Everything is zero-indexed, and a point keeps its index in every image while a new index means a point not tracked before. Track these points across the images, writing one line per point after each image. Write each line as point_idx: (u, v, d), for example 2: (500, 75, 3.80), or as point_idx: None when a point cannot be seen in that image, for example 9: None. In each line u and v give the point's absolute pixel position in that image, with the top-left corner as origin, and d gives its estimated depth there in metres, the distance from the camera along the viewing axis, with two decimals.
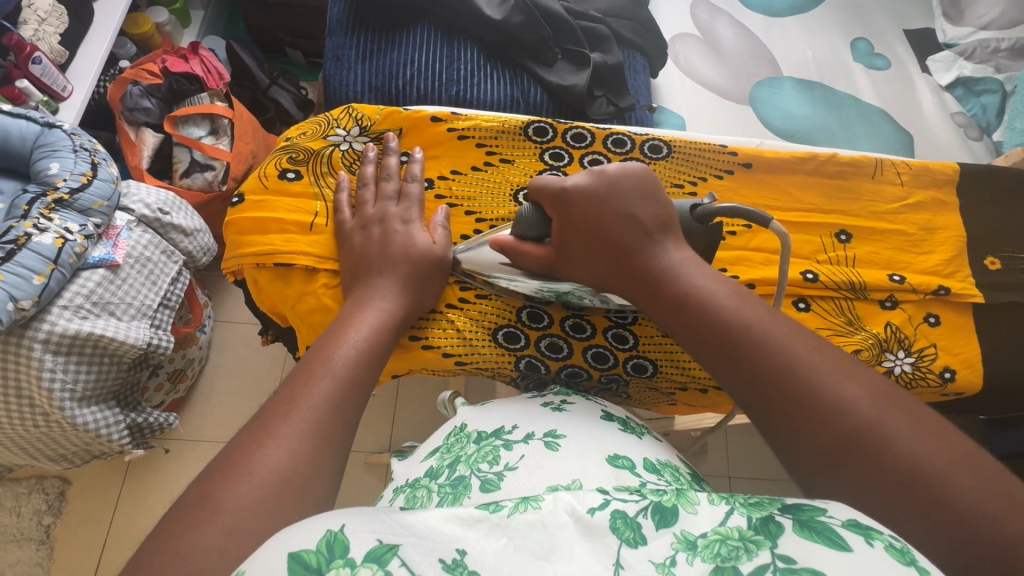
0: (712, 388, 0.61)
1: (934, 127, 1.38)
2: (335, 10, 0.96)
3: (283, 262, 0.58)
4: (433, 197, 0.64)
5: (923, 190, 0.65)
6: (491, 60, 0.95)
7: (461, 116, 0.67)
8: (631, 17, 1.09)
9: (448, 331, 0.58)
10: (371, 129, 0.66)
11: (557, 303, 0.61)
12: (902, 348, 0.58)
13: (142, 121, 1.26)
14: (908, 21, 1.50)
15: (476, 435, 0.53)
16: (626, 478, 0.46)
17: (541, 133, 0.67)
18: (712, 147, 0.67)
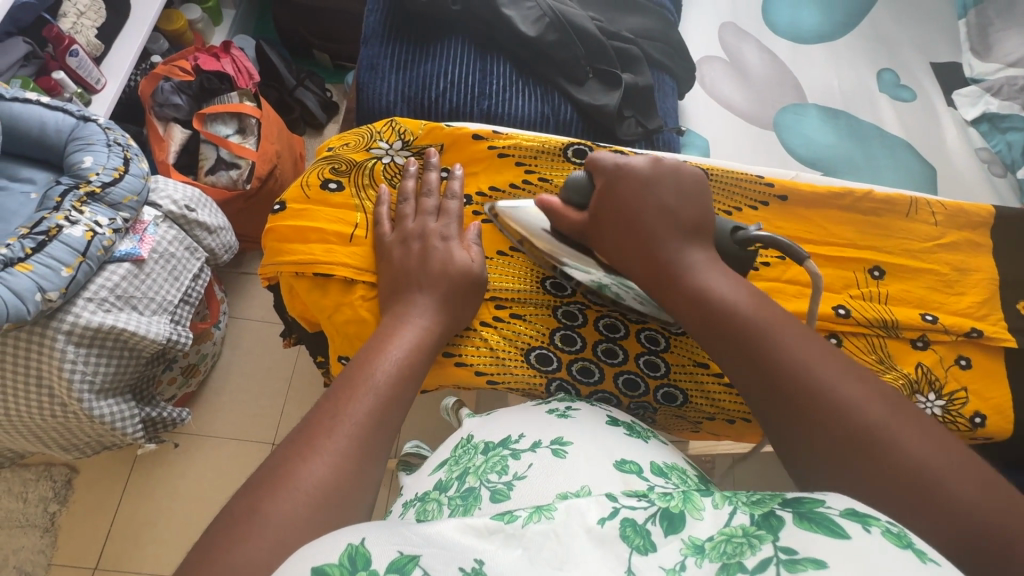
0: (740, 420, 0.61)
1: (958, 161, 1.38)
2: (372, 20, 0.97)
3: (322, 272, 0.58)
4: (472, 213, 0.65)
5: (957, 231, 0.65)
6: (524, 77, 0.96)
7: (501, 134, 0.68)
8: (662, 39, 1.10)
9: (481, 350, 0.58)
10: (412, 144, 0.67)
11: (591, 327, 0.61)
12: (933, 390, 0.58)
13: (171, 117, 1.28)
14: (935, 55, 1.50)
15: (484, 446, 0.53)
16: (633, 482, 0.45)
17: (580, 155, 0.68)
18: (748, 177, 0.67)
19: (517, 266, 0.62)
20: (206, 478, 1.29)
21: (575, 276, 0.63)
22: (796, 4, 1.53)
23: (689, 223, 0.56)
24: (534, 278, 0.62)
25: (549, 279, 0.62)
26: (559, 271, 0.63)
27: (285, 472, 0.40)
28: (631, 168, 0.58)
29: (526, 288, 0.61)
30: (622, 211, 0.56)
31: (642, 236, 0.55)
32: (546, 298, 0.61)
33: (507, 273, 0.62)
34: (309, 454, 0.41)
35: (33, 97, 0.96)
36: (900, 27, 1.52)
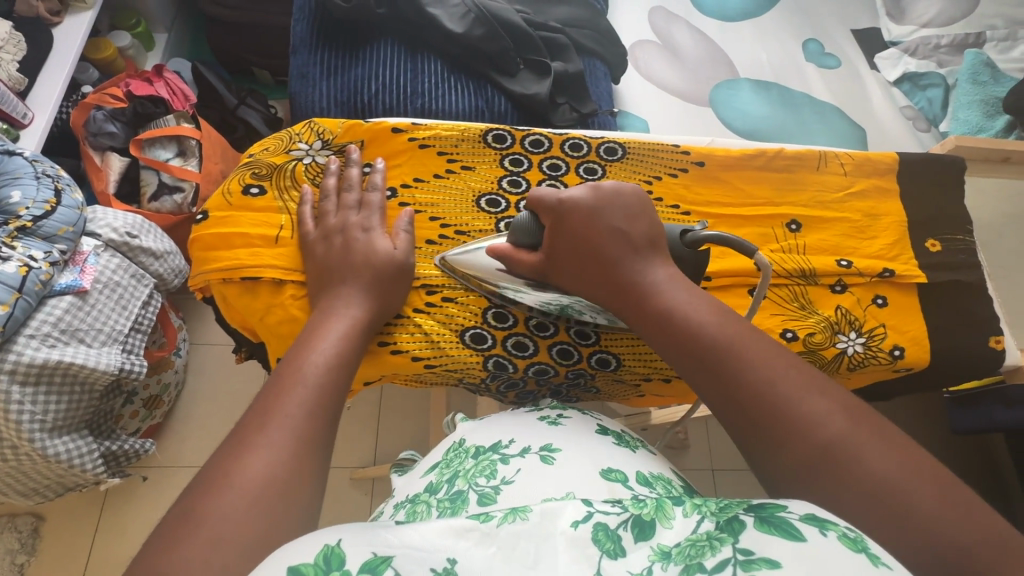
0: (675, 378, 0.64)
1: (885, 120, 1.45)
2: (299, 28, 0.97)
3: (251, 275, 0.59)
4: (397, 205, 0.65)
5: (864, 179, 0.68)
6: (455, 73, 0.97)
7: (421, 126, 0.67)
8: (591, 27, 1.13)
9: (415, 335, 0.60)
10: (333, 142, 0.67)
11: (521, 303, 0.63)
12: (852, 329, 0.61)
13: (107, 145, 1.26)
14: (855, 22, 1.58)
15: (475, 450, 0.56)
16: (618, 491, 0.49)
17: (499, 140, 0.67)
18: (664, 146, 0.69)
19: (446, 252, 0.63)
20: None
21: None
22: None
23: (644, 243, 0.55)
24: (463, 263, 0.63)
25: (478, 262, 0.63)
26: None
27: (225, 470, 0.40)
28: (572, 197, 0.57)
29: (457, 273, 0.62)
30: (576, 243, 0.56)
31: (601, 263, 0.55)
32: (477, 280, 0.62)
33: (437, 260, 0.63)
34: (248, 450, 0.42)
35: None
36: None
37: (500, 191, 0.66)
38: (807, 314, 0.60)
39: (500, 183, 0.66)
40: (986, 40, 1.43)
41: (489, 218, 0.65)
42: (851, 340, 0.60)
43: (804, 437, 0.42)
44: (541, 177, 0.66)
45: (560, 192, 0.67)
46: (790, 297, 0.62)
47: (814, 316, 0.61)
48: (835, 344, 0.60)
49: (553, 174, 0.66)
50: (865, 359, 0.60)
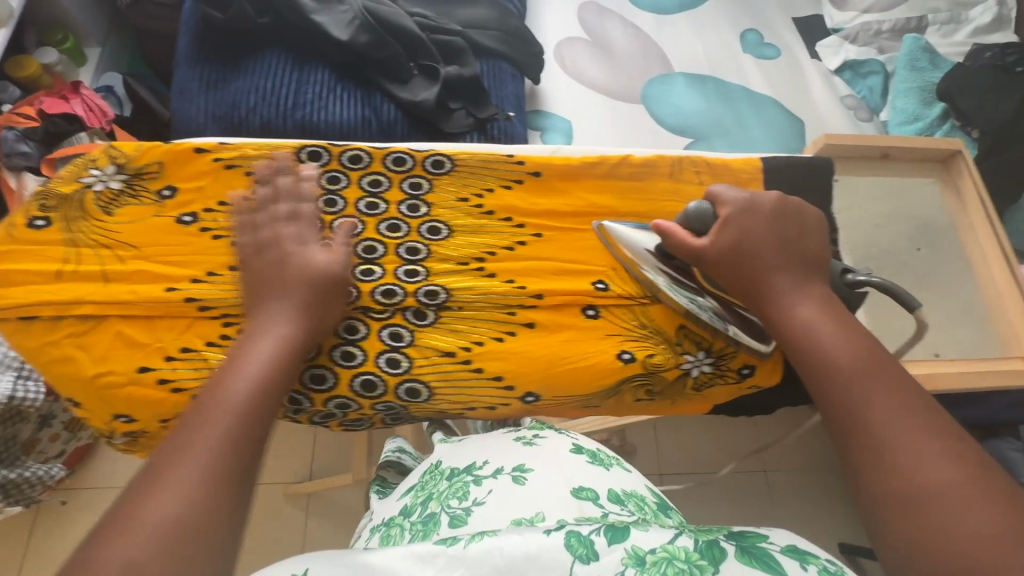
0: (499, 407, 0.61)
1: (826, 111, 1.39)
2: (183, 42, 0.94)
3: (22, 316, 0.56)
4: (198, 229, 0.61)
5: (719, 188, 0.68)
6: (344, 82, 0.94)
7: (227, 145, 0.64)
8: (497, 28, 1.09)
9: (203, 375, 0.56)
10: (128, 166, 0.63)
11: (328, 332, 0.59)
12: (701, 350, 0.63)
13: (22, 165, 1.21)
14: (796, 10, 1.52)
15: (450, 472, 0.61)
16: (588, 508, 0.52)
17: (314, 157, 0.65)
18: (500, 156, 0.68)
19: None
20: None
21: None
22: None
23: (810, 260, 0.58)
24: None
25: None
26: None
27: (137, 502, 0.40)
28: (758, 204, 0.59)
29: None
30: (739, 243, 0.57)
31: (749, 270, 0.57)
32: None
33: (236, 285, 0.58)
34: (159, 488, 0.41)
35: None
36: None
37: (313, 209, 0.63)
38: (647, 334, 0.62)
39: (315, 202, 0.63)
40: (928, 23, 1.39)
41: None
42: (698, 359, 0.63)
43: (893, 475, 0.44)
44: (359, 195, 0.65)
45: (380, 208, 0.64)
46: (630, 316, 0.63)
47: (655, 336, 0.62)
48: (679, 364, 0.62)
49: (373, 191, 0.65)
50: (712, 377, 0.63)
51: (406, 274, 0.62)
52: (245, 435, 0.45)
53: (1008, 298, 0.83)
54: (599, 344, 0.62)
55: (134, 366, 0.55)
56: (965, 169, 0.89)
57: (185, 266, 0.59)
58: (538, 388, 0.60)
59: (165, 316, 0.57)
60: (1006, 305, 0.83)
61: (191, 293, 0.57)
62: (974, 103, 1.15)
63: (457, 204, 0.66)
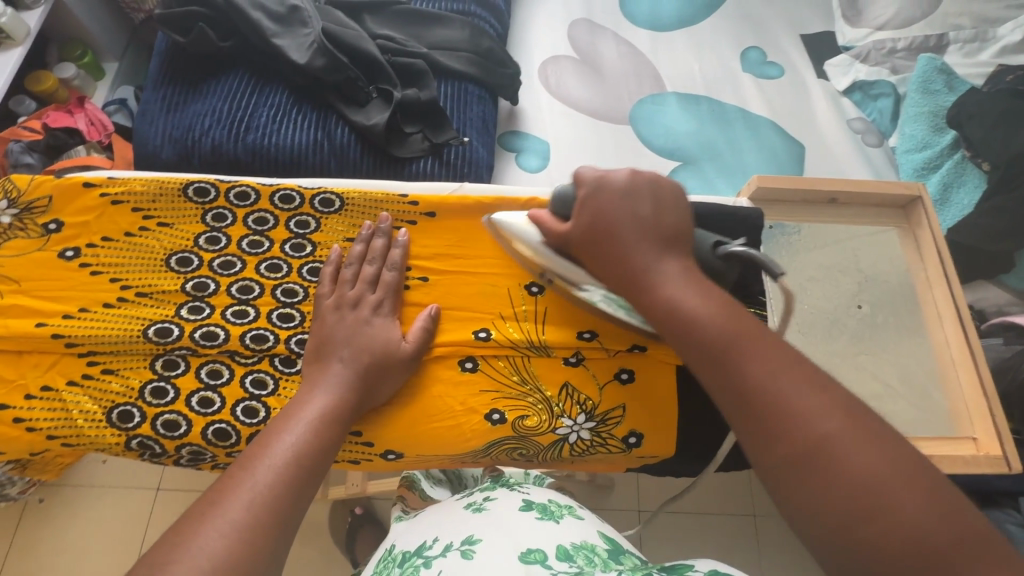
0: (362, 460, 0.64)
1: (827, 134, 1.30)
2: (152, 65, 0.98)
3: None
4: (79, 265, 0.64)
5: None
6: (299, 104, 0.94)
7: (116, 180, 0.67)
8: (469, 49, 1.06)
9: (57, 414, 0.59)
10: (18, 201, 0.65)
11: (187, 377, 0.61)
12: (583, 414, 0.65)
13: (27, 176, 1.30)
14: (805, 26, 1.43)
15: (400, 557, 0.51)
16: (536, 574, 0.43)
17: (201, 194, 0.67)
18: (392, 196, 0.70)
19: (120, 317, 0.62)
20: (93, 528, 1.30)
21: (185, 320, 0.62)
22: None
23: (668, 233, 0.55)
24: (135, 327, 0.62)
25: (153, 326, 0.62)
26: (168, 316, 0.62)
27: (181, 540, 0.40)
28: (608, 179, 0.58)
29: (125, 338, 0.61)
30: (598, 222, 0.56)
31: (605, 244, 0.55)
32: (148, 346, 0.61)
33: (105, 324, 0.61)
34: (202, 524, 0.41)
35: None
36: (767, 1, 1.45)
37: (195, 248, 0.65)
38: (524, 390, 0.65)
39: (197, 240, 0.66)
40: (948, 42, 1.29)
41: (176, 279, 0.64)
42: (578, 424, 0.65)
43: (798, 436, 0.41)
44: (245, 232, 0.67)
45: (262, 247, 0.66)
46: (509, 369, 0.66)
47: (533, 393, 0.65)
48: (555, 429, 0.64)
49: (258, 230, 0.67)
50: (593, 444, 0.65)
51: (280, 318, 0.63)
52: (294, 482, 0.47)
53: (961, 366, 0.78)
54: (471, 400, 0.64)
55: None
56: (925, 217, 0.83)
57: (59, 303, 0.62)
58: (402, 446, 0.63)
59: (35, 354, 0.61)
60: (958, 372, 0.78)
61: (60, 329, 0.61)
62: (984, 132, 1.12)
63: (341, 244, 0.68)
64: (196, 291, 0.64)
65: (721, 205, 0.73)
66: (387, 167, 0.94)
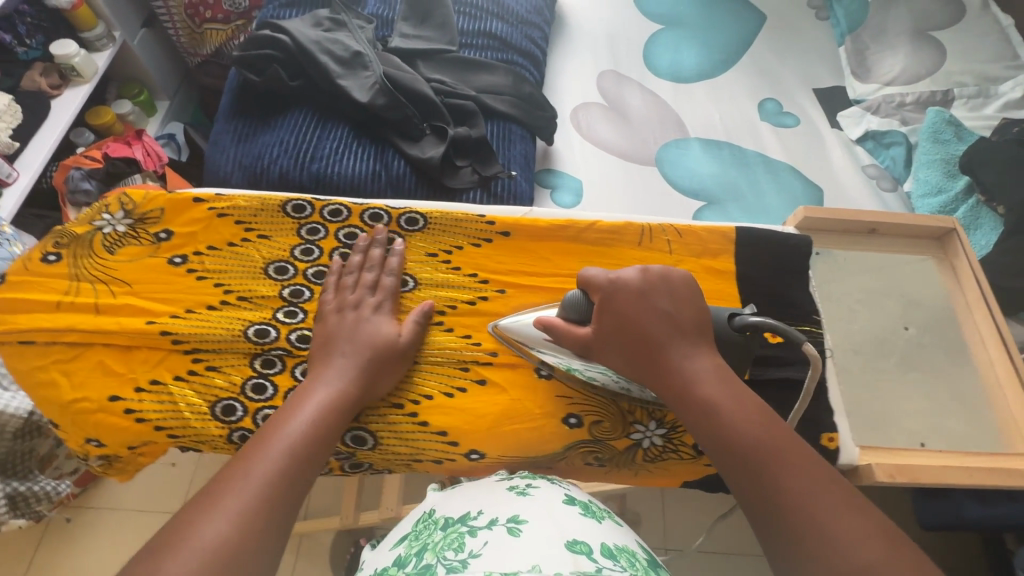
0: (445, 460, 0.67)
1: (845, 179, 1.38)
2: (225, 101, 1.06)
3: (23, 338, 0.66)
4: (186, 270, 0.71)
5: (691, 257, 0.77)
6: (360, 139, 1.02)
7: (223, 196, 0.74)
8: (511, 93, 1.15)
9: (165, 408, 0.63)
10: (133, 212, 0.73)
11: (285, 375, 0.65)
12: (653, 421, 0.68)
13: (83, 202, 1.38)
14: (817, 81, 1.54)
15: (444, 521, 0.57)
16: (583, 563, 0.47)
17: (299, 211, 0.74)
18: (471, 218, 0.78)
19: (223, 317, 0.67)
20: (110, 554, 1.29)
21: (282, 323, 0.68)
22: (676, 47, 1.58)
23: (693, 327, 0.61)
24: (237, 327, 0.67)
25: (252, 328, 0.67)
26: (266, 319, 0.68)
27: (185, 524, 0.47)
28: (625, 280, 0.63)
29: (227, 338, 0.66)
30: (625, 325, 0.61)
31: (642, 348, 0.61)
32: (247, 346, 0.66)
33: (210, 323, 0.67)
34: (205, 517, 0.48)
35: None
36: (781, 60, 1.57)
37: (291, 258, 0.72)
38: (598, 397, 0.69)
39: (293, 251, 0.73)
40: (954, 97, 1.38)
41: (274, 284, 0.71)
42: (650, 430, 0.68)
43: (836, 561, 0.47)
44: (337, 244, 0.74)
45: (353, 259, 0.73)
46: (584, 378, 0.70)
47: (608, 400, 0.69)
48: (629, 435, 0.68)
49: (348, 243, 0.74)
50: (666, 450, 0.68)
51: None
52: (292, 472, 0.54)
53: (1010, 389, 0.82)
54: (549, 405, 0.68)
55: (106, 395, 0.63)
56: (962, 249, 0.90)
57: (167, 303, 0.68)
58: (485, 447, 0.66)
59: (142, 349, 0.66)
60: (1007, 396, 0.82)
61: (168, 327, 0.66)
62: None
63: (426, 257, 0.75)
64: (292, 297, 0.70)
65: (762, 233, 0.78)
66: (440, 196, 1.00)
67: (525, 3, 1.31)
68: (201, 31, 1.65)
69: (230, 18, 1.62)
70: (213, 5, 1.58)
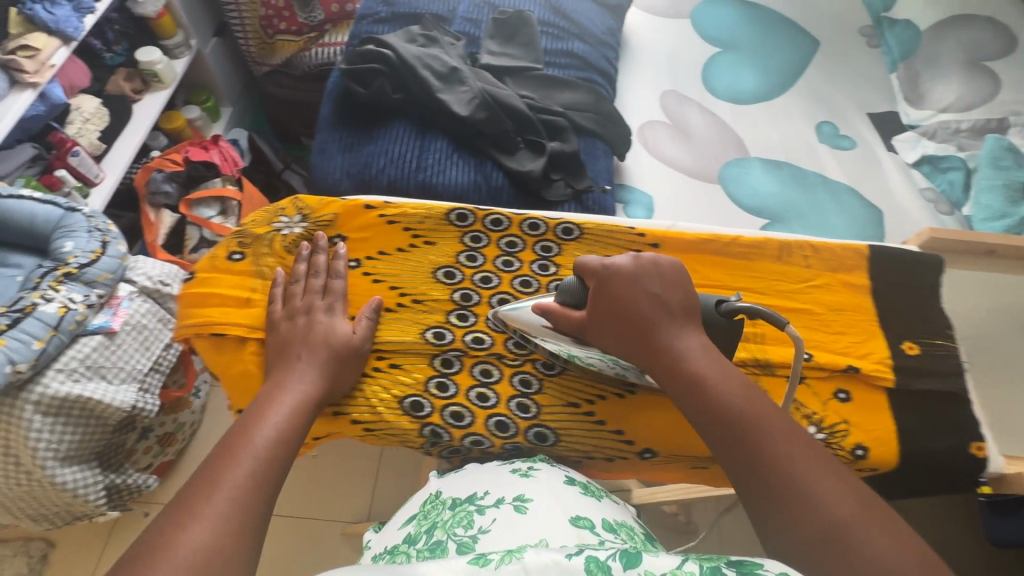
0: (615, 457, 0.73)
1: (903, 202, 1.42)
2: (326, 110, 1.10)
3: (220, 331, 0.74)
4: (361, 273, 0.80)
5: (829, 273, 0.80)
6: (459, 151, 1.06)
7: (390, 205, 0.84)
8: (593, 110, 1.20)
9: (360, 401, 0.71)
10: (309, 216, 0.83)
11: (464, 374, 0.73)
12: (812, 425, 0.69)
13: (162, 203, 1.44)
14: (872, 106, 1.60)
15: (451, 501, 0.63)
16: (586, 536, 0.54)
17: (462, 219, 0.83)
18: (622, 230, 0.83)
19: (402, 320, 0.76)
20: None
21: (455, 326, 0.76)
22: (734, 70, 1.63)
23: (681, 309, 0.65)
24: (417, 329, 0.75)
25: (430, 330, 0.76)
26: (441, 322, 0.76)
27: (175, 523, 0.49)
28: (619, 265, 0.68)
29: (408, 339, 0.75)
30: (620, 307, 0.65)
31: (631, 328, 0.65)
32: (426, 346, 0.75)
33: (391, 324, 0.76)
34: (192, 518, 0.49)
35: (27, 193, 1.03)
36: (835, 86, 1.63)
37: (457, 264, 0.81)
38: None
39: (459, 257, 0.81)
40: (1010, 125, 1.42)
41: (445, 288, 0.79)
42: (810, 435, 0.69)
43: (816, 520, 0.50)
44: (497, 252, 0.82)
45: (514, 266, 0.81)
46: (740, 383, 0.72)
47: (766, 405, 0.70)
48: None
49: (510, 251, 0.82)
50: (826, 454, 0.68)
51: None
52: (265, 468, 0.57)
53: None
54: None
55: None
56: None
57: (349, 304, 0.77)
58: (657, 445, 0.72)
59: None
60: None
61: (354, 327, 0.75)
62: None
63: None
64: (462, 301, 0.78)
65: (867, 250, 0.82)
66: (537, 208, 1.04)
67: (600, 24, 1.36)
68: (273, 41, 1.70)
69: (303, 30, 1.67)
70: (288, 18, 1.64)
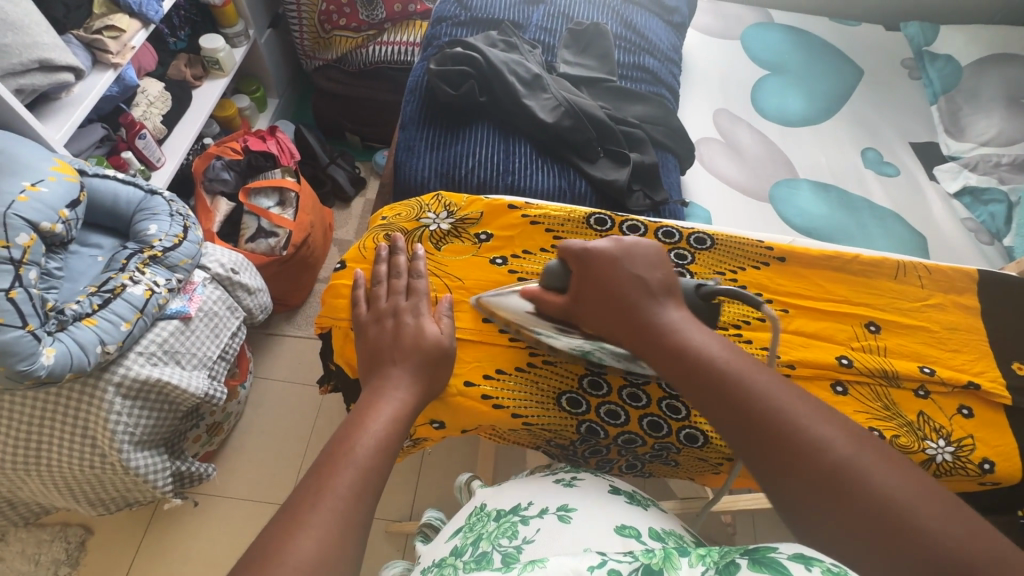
0: None
1: (946, 231, 1.47)
2: (409, 108, 1.12)
3: None
4: (507, 270, 0.82)
5: (941, 294, 0.84)
6: (543, 157, 1.08)
7: (533, 207, 0.87)
8: (664, 124, 1.23)
9: (516, 395, 0.74)
10: (455, 213, 0.87)
11: (616, 375, 0.76)
12: (941, 438, 0.72)
13: (218, 190, 1.43)
14: (912, 135, 1.65)
15: (496, 513, 0.62)
16: (631, 544, 0.54)
17: (601, 224, 0.85)
18: (751, 242, 0.86)
19: None
20: (219, 543, 1.28)
21: None
22: (782, 93, 1.68)
23: (661, 286, 0.67)
24: None
25: None
26: None
27: (279, 543, 0.46)
28: (604, 245, 0.70)
29: None
30: (603, 285, 0.68)
31: (616, 302, 0.67)
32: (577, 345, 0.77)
33: None
34: (298, 530, 0.47)
35: (111, 173, 1.02)
36: (879, 114, 1.68)
37: None
38: (890, 413, 0.73)
39: None
40: None
41: None
42: (941, 447, 0.71)
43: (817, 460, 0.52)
44: None
45: None
46: (873, 395, 0.75)
47: (898, 416, 0.73)
48: (924, 449, 0.71)
49: None
50: (955, 467, 0.71)
51: None
52: (370, 476, 0.54)
53: None
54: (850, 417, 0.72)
55: (463, 380, 0.73)
56: None
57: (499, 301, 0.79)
58: None
59: (486, 344, 0.76)
60: None
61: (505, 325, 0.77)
62: None
63: (715, 275, 0.83)
64: None
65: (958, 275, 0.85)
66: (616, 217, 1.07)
67: (667, 41, 1.39)
68: (330, 36, 1.71)
69: (362, 27, 1.68)
70: (348, 14, 1.65)
